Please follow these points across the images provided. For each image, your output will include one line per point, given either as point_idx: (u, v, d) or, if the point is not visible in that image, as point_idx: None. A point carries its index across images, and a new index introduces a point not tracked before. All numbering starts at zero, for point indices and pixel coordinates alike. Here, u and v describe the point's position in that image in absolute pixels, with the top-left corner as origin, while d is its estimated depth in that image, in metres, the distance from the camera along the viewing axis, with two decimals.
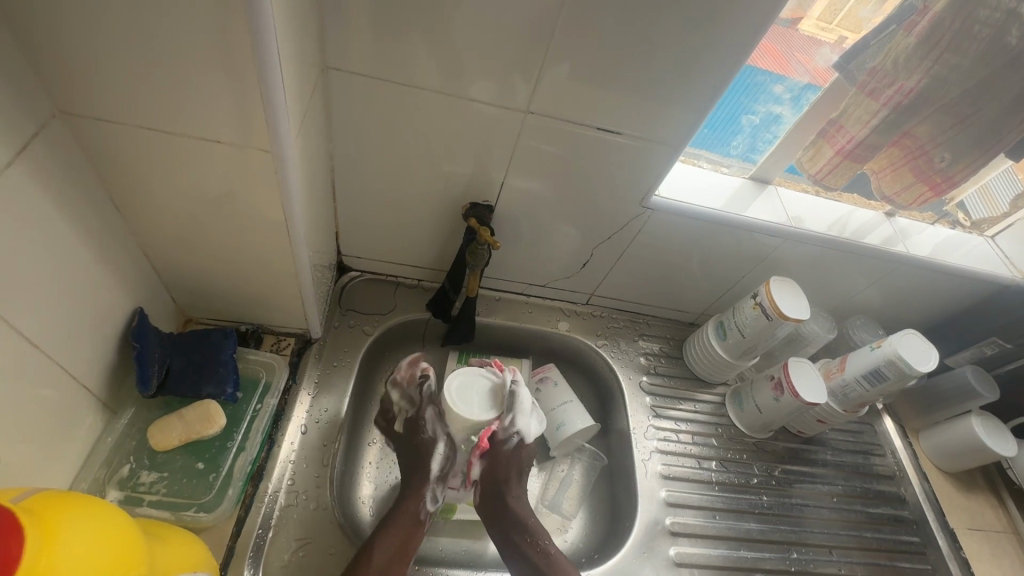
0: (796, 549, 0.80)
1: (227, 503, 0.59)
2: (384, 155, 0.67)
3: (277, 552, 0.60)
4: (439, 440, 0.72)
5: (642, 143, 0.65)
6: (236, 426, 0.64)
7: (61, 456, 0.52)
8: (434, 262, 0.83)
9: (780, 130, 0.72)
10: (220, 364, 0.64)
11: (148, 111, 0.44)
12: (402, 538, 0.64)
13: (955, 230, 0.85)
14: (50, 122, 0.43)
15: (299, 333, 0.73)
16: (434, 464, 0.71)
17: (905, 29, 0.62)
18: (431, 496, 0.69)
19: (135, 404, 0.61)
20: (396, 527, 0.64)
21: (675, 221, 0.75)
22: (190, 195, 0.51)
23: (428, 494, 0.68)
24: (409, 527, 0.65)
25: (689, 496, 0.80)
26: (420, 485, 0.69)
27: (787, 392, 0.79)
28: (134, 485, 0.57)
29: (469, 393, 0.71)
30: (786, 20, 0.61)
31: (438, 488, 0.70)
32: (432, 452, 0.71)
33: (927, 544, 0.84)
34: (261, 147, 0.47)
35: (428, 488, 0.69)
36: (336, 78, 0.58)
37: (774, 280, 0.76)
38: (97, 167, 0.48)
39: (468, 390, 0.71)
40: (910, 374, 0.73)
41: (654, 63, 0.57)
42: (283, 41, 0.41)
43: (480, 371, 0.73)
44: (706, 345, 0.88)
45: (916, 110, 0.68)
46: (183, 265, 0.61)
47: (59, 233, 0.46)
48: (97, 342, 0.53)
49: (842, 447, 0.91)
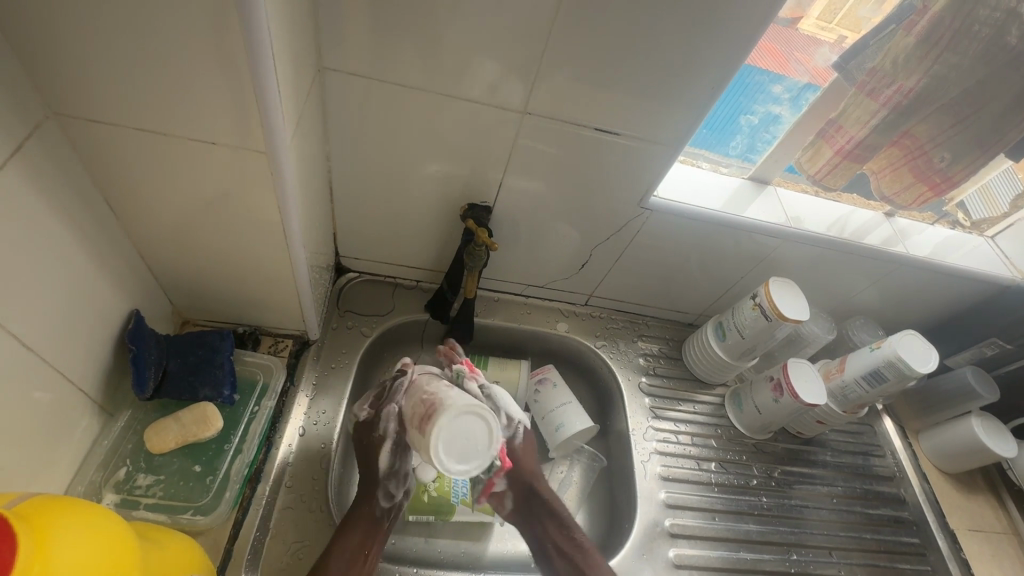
0: (795, 551, 0.80)
1: (225, 505, 0.59)
2: (382, 156, 0.66)
3: (275, 555, 0.60)
4: (389, 438, 0.64)
5: (640, 143, 0.65)
6: (233, 428, 0.64)
7: (56, 459, 0.52)
8: (432, 263, 0.83)
9: (780, 130, 0.72)
10: (217, 366, 0.63)
11: (142, 112, 0.44)
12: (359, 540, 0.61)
13: (955, 230, 0.85)
14: (43, 124, 0.43)
15: (297, 335, 0.73)
16: (383, 462, 0.64)
17: (905, 29, 0.62)
18: (385, 492, 0.65)
19: (132, 406, 0.61)
20: (353, 529, 0.61)
21: (674, 222, 0.75)
22: (186, 196, 0.51)
23: (383, 491, 0.65)
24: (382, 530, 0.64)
25: (688, 498, 0.80)
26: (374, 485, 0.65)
27: (787, 393, 0.78)
28: (131, 487, 0.57)
29: (456, 444, 0.54)
30: (785, 20, 0.60)
31: (390, 483, 0.65)
32: (383, 450, 0.64)
33: (927, 545, 0.84)
34: (257, 149, 0.47)
35: (382, 486, 0.65)
36: (333, 78, 0.58)
37: (774, 280, 0.76)
38: (93, 169, 0.48)
39: (455, 442, 0.53)
40: (909, 375, 0.73)
41: (652, 62, 0.56)
42: (278, 42, 0.41)
43: (461, 413, 0.54)
44: (705, 346, 0.87)
45: (915, 110, 0.67)
46: (179, 267, 0.60)
47: (54, 235, 0.46)
48: (92, 344, 0.53)
49: (842, 448, 0.91)
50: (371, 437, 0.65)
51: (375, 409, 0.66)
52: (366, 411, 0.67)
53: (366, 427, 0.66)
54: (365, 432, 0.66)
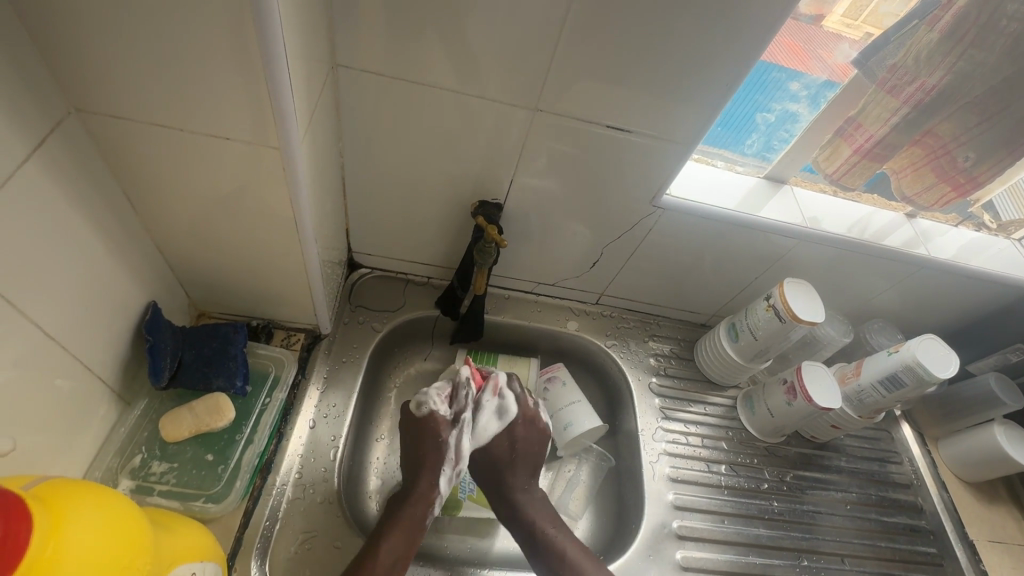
0: (807, 557, 0.79)
1: (234, 495, 0.60)
2: (393, 152, 0.67)
3: (284, 544, 0.61)
4: (447, 468, 0.69)
5: (652, 141, 0.64)
6: (244, 419, 0.65)
7: (74, 446, 0.53)
8: (443, 260, 0.83)
9: (797, 128, 0.70)
10: (230, 358, 0.64)
11: (159, 108, 0.45)
12: (405, 541, 0.63)
13: (980, 232, 0.83)
14: (65, 119, 0.44)
15: (309, 329, 0.74)
16: (443, 482, 0.68)
17: (928, 24, 0.60)
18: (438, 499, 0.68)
19: (148, 396, 0.62)
20: (400, 530, 0.63)
21: (687, 220, 0.74)
22: (202, 191, 0.52)
23: (438, 494, 0.68)
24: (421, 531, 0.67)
25: (697, 500, 0.79)
26: (426, 491, 0.67)
27: (800, 397, 0.77)
28: (145, 474, 0.58)
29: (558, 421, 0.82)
30: (807, 16, 0.60)
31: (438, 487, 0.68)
32: (445, 461, 0.68)
33: (944, 555, 0.82)
34: (269, 144, 0.47)
35: (436, 492, 0.67)
36: (346, 76, 0.58)
37: (789, 282, 0.75)
38: (113, 163, 0.49)
39: (558, 422, 0.82)
40: (928, 380, 0.71)
41: (664, 59, 0.56)
42: (292, 41, 0.42)
43: (575, 418, 0.81)
44: (717, 347, 0.86)
45: (939, 108, 0.65)
46: (195, 260, 0.62)
47: (73, 226, 0.47)
48: (110, 334, 0.54)
49: (858, 454, 0.89)
50: (442, 442, 0.69)
51: (453, 412, 0.70)
52: (445, 411, 0.70)
53: (439, 429, 0.69)
54: (439, 434, 0.69)
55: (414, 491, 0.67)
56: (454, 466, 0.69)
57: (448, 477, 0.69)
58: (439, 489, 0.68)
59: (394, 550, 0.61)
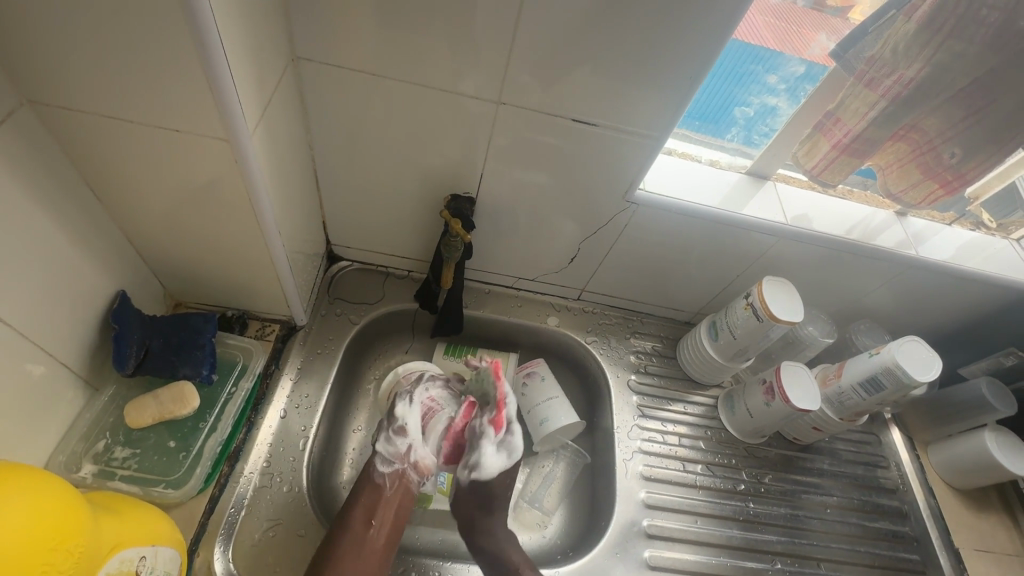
0: (781, 560, 0.78)
1: (195, 482, 0.61)
2: (361, 146, 0.67)
3: (248, 531, 0.62)
4: (384, 434, 0.70)
5: (619, 134, 0.63)
6: (210, 407, 0.66)
7: (39, 431, 0.54)
8: (419, 253, 0.83)
9: (778, 122, 0.69)
10: (197, 347, 0.65)
11: (107, 101, 0.45)
12: (365, 511, 0.65)
13: (977, 232, 0.80)
14: (17, 111, 0.44)
15: (284, 321, 0.75)
16: (383, 447, 0.69)
17: (906, 15, 0.58)
18: (380, 458, 0.69)
19: (117, 382, 0.63)
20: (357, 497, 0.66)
21: (662, 216, 0.73)
22: (160, 182, 0.53)
23: (381, 458, 0.69)
24: (397, 507, 0.67)
25: (669, 499, 0.78)
26: (377, 460, 0.69)
27: (778, 397, 0.76)
28: (108, 459, 0.60)
29: (545, 411, 0.81)
30: (832, 8, 0.60)
31: (393, 458, 0.69)
32: (383, 425, 0.71)
33: (927, 563, 0.80)
34: (218, 137, 0.48)
35: (378, 455, 0.69)
36: (308, 69, 0.59)
37: (768, 280, 0.73)
38: (71, 154, 0.50)
39: (546, 411, 0.81)
40: (909, 383, 0.69)
41: (624, 50, 0.55)
42: (231, 33, 0.42)
43: (563, 411, 0.81)
44: (698, 346, 0.85)
45: (918, 102, 0.63)
46: (164, 251, 0.63)
47: (31, 216, 0.48)
48: (75, 322, 0.56)
49: (843, 457, 0.87)
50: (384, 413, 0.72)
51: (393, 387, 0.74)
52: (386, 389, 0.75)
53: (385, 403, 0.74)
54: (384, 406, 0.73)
55: (376, 458, 0.69)
56: (391, 433, 0.70)
57: (389, 441, 0.69)
58: (381, 454, 0.69)
59: (351, 521, 0.64)
